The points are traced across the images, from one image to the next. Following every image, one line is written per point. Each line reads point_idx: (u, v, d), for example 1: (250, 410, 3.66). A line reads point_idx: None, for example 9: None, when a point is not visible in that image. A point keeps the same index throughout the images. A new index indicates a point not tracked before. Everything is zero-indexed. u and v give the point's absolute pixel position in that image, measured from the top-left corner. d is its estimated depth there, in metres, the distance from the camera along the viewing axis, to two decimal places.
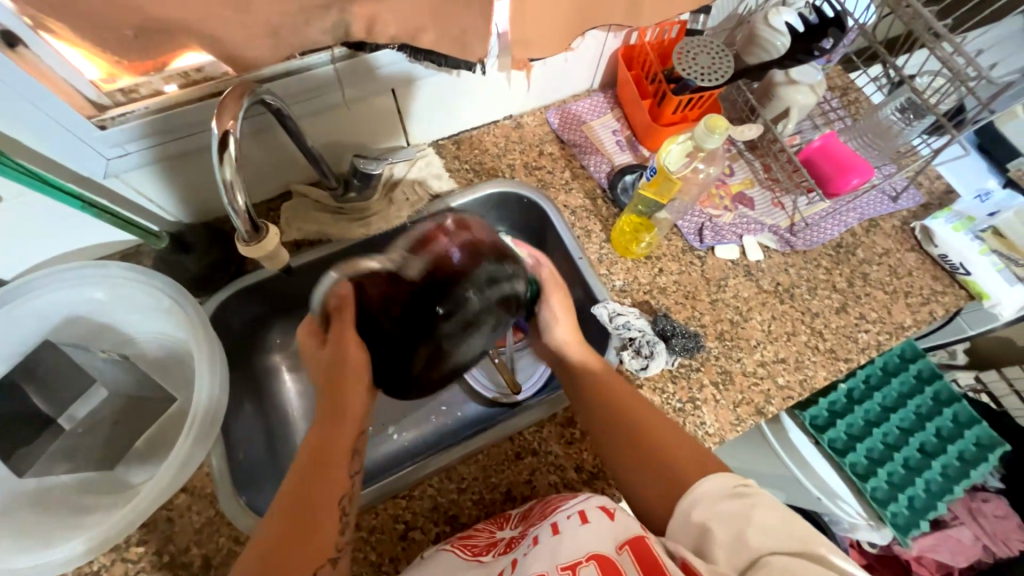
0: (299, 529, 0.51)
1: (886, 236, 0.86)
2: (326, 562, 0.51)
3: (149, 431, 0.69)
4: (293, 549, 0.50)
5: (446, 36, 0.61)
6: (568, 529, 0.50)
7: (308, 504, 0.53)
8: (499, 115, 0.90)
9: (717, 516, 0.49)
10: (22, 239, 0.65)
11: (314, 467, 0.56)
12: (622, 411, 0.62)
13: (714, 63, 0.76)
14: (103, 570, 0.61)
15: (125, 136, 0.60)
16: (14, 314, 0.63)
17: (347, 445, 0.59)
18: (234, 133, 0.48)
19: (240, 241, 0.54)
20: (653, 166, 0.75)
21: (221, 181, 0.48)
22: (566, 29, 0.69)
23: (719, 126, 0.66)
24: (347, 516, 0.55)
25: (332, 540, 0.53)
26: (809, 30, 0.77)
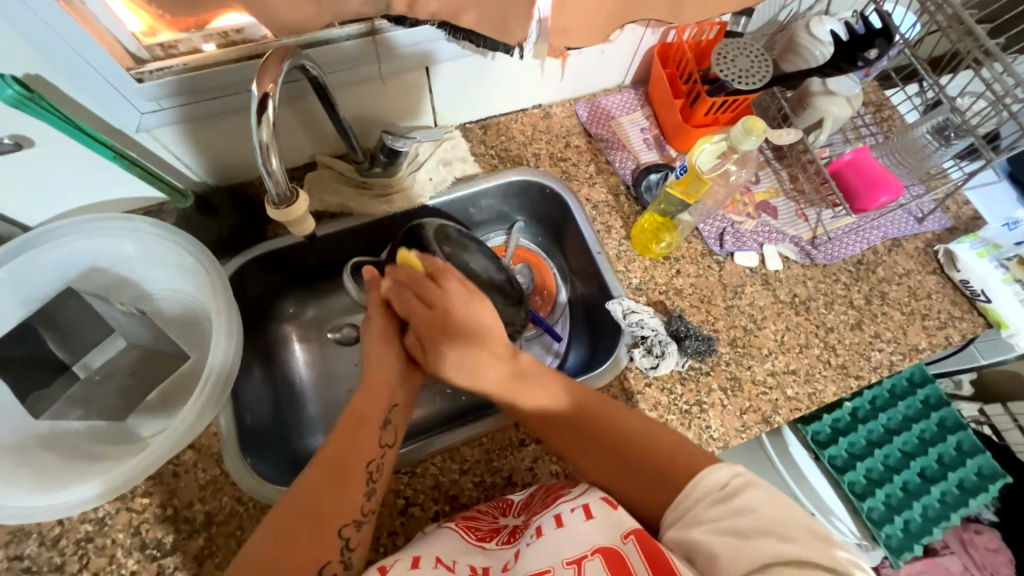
0: (326, 496, 0.54)
1: (908, 256, 0.85)
2: (351, 521, 0.54)
3: (161, 386, 0.69)
4: (319, 517, 0.53)
5: (487, 17, 0.61)
6: (572, 523, 0.51)
7: (339, 469, 0.56)
8: (529, 104, 0.90)
9: (707, 517, 0.48)
10: (50, 185, 0.66)
11: (347, 434, 0.59)
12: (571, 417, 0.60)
13: (752, 66, 0.74)
14: (107, 518, 0.62)
15: (159, 92, 0.60)
16: (36, 259, 0.64)
17: (381, 409, 0.62)
18: (274, 97, 0.47)
19: (271, 209, 0.54)
20: (684, 165, 0.75)
21: (257, 142, 0.48)
22: (607, 20, 0.68)
23: (757, 128, 0.66)
24: (373, 483, 0.57)
25: (356, 505, 0.55)
26: (853, 40, 0.76)
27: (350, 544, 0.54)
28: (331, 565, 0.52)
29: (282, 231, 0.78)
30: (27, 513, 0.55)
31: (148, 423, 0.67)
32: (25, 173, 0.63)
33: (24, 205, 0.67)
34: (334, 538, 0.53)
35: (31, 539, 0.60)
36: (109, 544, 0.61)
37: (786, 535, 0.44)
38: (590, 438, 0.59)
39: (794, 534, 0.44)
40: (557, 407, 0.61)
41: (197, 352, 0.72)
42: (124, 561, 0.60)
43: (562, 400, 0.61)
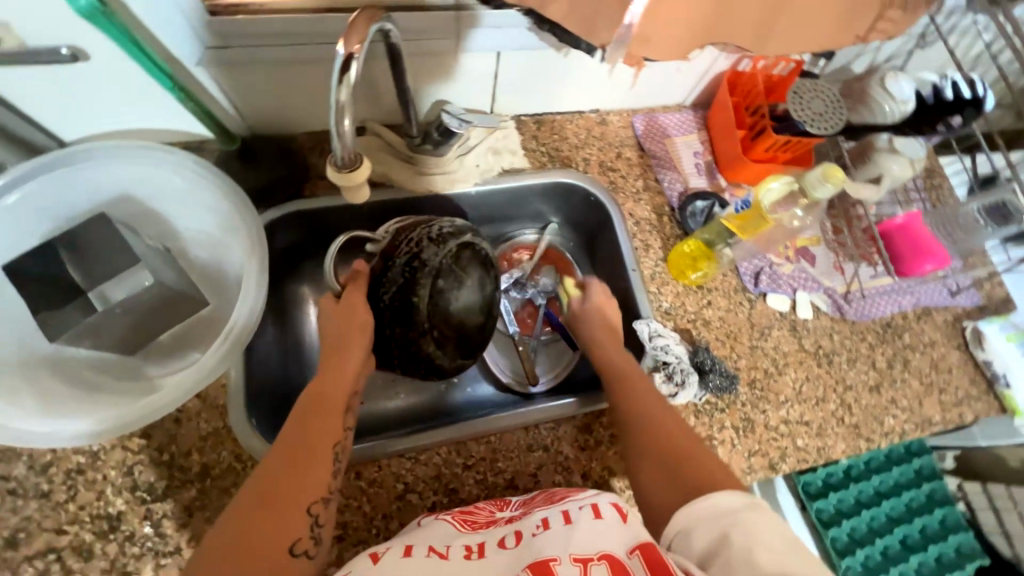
0: (290, 477, 0.52)
1: (936, 328, 0.85)
2: (321, 499, 0.53)
3: (176, 328, 0.66)
4: (288, 495, 0.51)
5: (574, 11, 0.59)
6: (580, 522, 0.50)
7: (304, 449, 0.54)
8: (587, 107, 0.88)
9: (717, 534, 0.48)
10: (95, 102, 0.63)
11: (310, 418, 0.57)
12: (640, 399, 0.65)
13: (827, 112, 0.75)
14: (101, 453, 0.60)
15: (229, 31, 0.60)
16: (68, 177, 0.62)
17: (343, 399, 0.61)
18: (358, 59, 0.44)
19: (332, 172, 0.49)
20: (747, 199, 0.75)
21: (333, 101, 0.45)
22: (689, 36, 0.66)
23: (836, 176, 0.68)
24: (338, 464, 0.57)
25: (324, 484, 0.53)
26: (939, 105, 0.79)
27: (319, 523, 0.52)
28: (302, 540, 0.50)
29: (319, 191, 0.76)
30: (27, 439, 0.54)
31: (157, 364, 0.65)
32: (73, 86, 0.60)
33: (65, 118, 0.64)
34: (303, 517, 0.51)
35: (21, 461, 0.59)
36: (99, 480, 0.59)
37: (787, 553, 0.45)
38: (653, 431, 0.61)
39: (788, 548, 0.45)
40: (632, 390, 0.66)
41: (216, 299, 0.69)
42: (113, 499, 0.59)
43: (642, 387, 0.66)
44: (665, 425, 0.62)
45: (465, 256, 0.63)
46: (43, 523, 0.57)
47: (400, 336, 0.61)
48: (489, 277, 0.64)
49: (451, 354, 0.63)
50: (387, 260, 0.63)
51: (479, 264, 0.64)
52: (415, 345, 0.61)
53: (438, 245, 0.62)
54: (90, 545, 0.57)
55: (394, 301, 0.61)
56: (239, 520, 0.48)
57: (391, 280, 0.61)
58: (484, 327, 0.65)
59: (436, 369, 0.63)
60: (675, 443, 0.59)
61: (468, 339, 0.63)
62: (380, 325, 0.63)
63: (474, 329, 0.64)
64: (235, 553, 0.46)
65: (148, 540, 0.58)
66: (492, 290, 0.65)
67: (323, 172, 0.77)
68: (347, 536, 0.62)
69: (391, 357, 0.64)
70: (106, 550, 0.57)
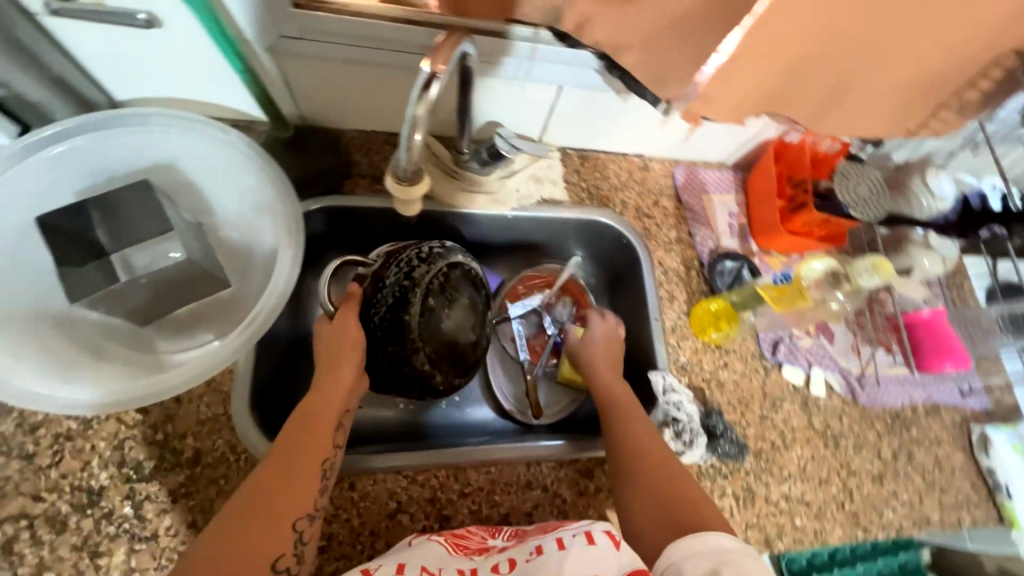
0: (280, 489, 0.51)
1: (944, 426, 0.84)
2: (306, 515, 0.52)
3: (193, 305, 0.65)
4: (275, 510, 0.50)
5: (646, 62, 0.60)
6: (574, 547, 0.50)
7: (294, 461, 0.53)
8: (631, 150, 0.88)
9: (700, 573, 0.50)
10: (158, 69, 0.63)
11: (301, 430, 0.56)
12: (635, 433, 0.66)
13: (871, 199, 0.79)
14: (94, 421, 0.58)
15: (307, 24, 0.58)
16: (116, 138, 0.61)
17: (337, 412, 0.59)
18: (441, 78, 0.45)
19: (391, 183, 0.52)
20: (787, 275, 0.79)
21: (409, 114, 0.47)
22: (751, 103, 0.67)
23: (881, 268, 0.76)
24: (326, 481, 0.55)
25: (312, 498, 0.53)
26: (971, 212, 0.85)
27: (304, 540, 0.51)
28: (284, 557, 0.49)
29: (358, 190, 0.75)
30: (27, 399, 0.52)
31: (166, 338, 0.64)
32: (141, 51, 0.60)
33: (124, 79, 0.64)
34: (289, 532, 0.50)
35: (10, 417, 0.57)
36: (88, 449, 0.57)
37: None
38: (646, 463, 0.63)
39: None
40: (629, 423, 0.67)
41: (238, 283, 0.68)
42: (97, 473, 0.57)
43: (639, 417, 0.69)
44: (657, 460, 0.64)
45: (455, 274, 0.66)
46: (22, 486, 0.55)
47: (394, 354, 0.63)
48: (479, 294, 0.69)
49: (444, 373, 0.66)
50: (379, 281, 0.63)
51: (469, 284, 0.67)
52: (408, 363, 0.63)
53: (428, 266, 0.64)
54: (65, 517, 0.55)
55: (383, 320, 0.62)
56: (227, 531, 0.48)
57: (383, 299, 0.63)
58: (474, 345, 0.68)
59: (430, 388, 0.66)
60: (663, 479, 0.62)
61: (463, 356, 0.67)
62: (371, 345, 0.64)
63: (468, 346, 0.67)
64: (224, 565, 0.46)
65: (126, 522, 0.55)
66: (482, 308, 0.69)
67: (364, 172, 0.76)
68: (331, 549, 0.60)
69: (384, 382, 0.65)
70: (81, 525, 0.55)
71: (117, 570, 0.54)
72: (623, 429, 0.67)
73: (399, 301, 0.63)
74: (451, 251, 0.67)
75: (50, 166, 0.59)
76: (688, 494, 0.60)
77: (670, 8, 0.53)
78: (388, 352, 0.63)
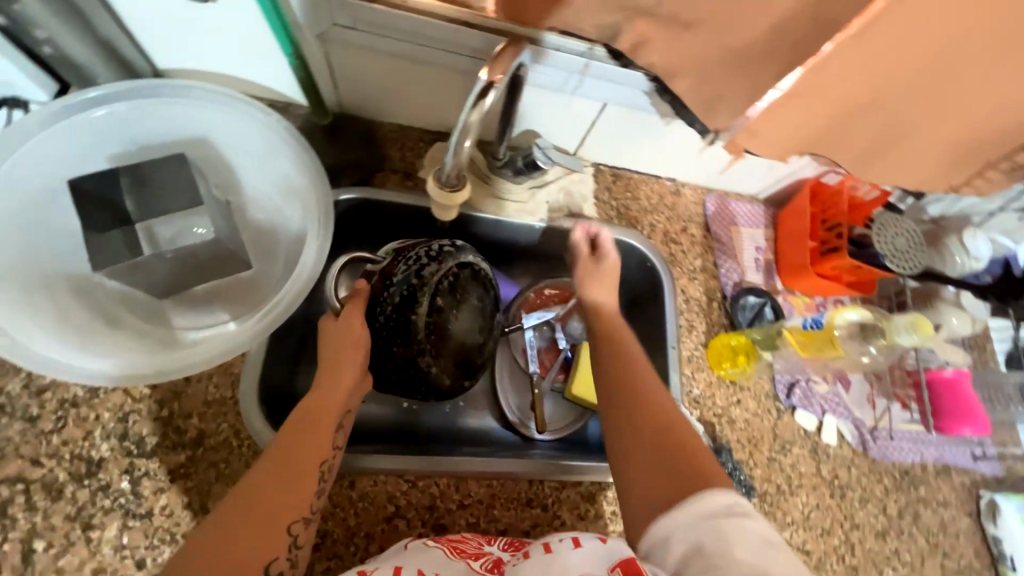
0: (275, 490, 0.50)
1: (952, 488, 0.82)
2: (302, 518, 0.51)
3: (212, 283, 0.64)
4: (270, 512, 0.49)
5: (699, 89, 0.59)
6: (560, 551, 0.47)
7: (291, 462, 0.52)
8: (665, 174, 0.87)
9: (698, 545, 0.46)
10: (204, 44, 0.62)
11: (300, 431, 0.54)
12: (628, 387, 0.61)
13: (909, 251, 0.78)
14: (101, 390, 0.57)
15: (361, 15, 0.57)
16: (156, 108, 0.60)
17: (337, 413, 0.57)
18: (496, 88, 0.48)
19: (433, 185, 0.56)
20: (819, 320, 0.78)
21: (463, 121, 0.49)
22: (797, 142, 0.66)
23: (920, 327, 0.74)
24: (323, 483, 0.54)
25: (308, 502, 0.51)
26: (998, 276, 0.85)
27: (298, 544, 0.50)
28: (278, 561, 0.48)
29: (389, 185, 0.74)
30: (40, 363, 0.51)
31: (183, 313, 0.63)
32: (191, 23, 0.59)
33: (169, 50, 0.63)
34: (283, 536, 0.49)
35: (17, 377, 0.56)
36: (92, 419, 0.56)
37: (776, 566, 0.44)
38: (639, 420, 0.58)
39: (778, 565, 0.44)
40: (630, 376, 0.63)
41: (260, 265, 0.67)
42: (99, 443, 0.56)
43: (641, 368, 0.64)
44: (657, 413, 0.58)
45: (464, 274, 0.65)
46: (21, 448, 0.54)
47: (400, 355, 0.61)
48: (488, 296, 0.67)
49: (452, 373, 0.64)
50: (388, 280, 0.62)
51: (478, 284, 0.66)
52: (413, 365, 0.62)
53: (437, 266, 0.62)
54: (62, 486, 0.54)
55: (388, 319, 0.61)
56: (219, 530, 0.46)
57: (390, 297, 0.61)
58: (482, 347, 0.66)
59: (436, 389, 0.64)
60: (663, 433, 0.56)
61: (469, 359, 0.65)
62: (375, 344, 0.62)
63: (475, 348, 0.66)
64: (217, 565, 0.44)
65: (121, 497, 0.55)
66: (489, 312, 0.67)
67: (396, 166, 0.75)
68: (324, 547, 0.59)
69: (388, 384, 0.64)
70: (77, 495, 0.54)
71: (108, 544, 0.53)
72: (620, 381, 0.62)
73: (406, 300, 0.61)
74: (461, 252, 0.66)
75: (86, 129, 0.58)
76: (691, 448, 0.55)
77: (732, 39, 0.52)
78: (394, 353, 0.61)
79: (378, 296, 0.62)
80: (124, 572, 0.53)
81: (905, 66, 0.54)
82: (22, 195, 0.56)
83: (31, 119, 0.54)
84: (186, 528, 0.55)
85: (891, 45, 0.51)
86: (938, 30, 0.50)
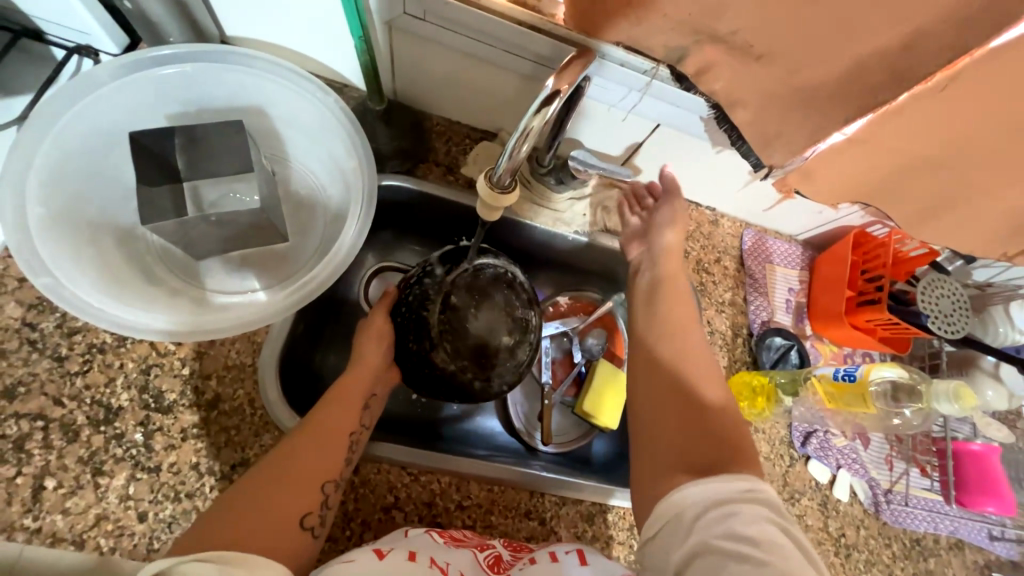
0: (311, 453, 0.52)
1: (964, 565, 0.79)
2: (334, 480, 0.52)
3: (247, 251, 0.65)
4: (302, 473, 0.51)
5: (759, 123, 0.57)
6: (566, 562, 0.51)
7: (322, 426, 0.54)
8: (707, 203, 0.86)
9: (709, 532, 0.47)
10: (273, 17, 0.63)
11: (323, 405, 0.56)
12: (667, 370, 0.63)
13: (952, 313, 0.75)
14: (129, 341, 0.58)
15: (432, 7, 0.56)
16: (218, 73, 0.61)
17: (361, 394, 0.59)
18: (561, 97, 0.49)
19: (479, 184, 0.53)
20: (851, 372, 0.71)
21: (525, 125, 0.49)
22: (853, 188, 0.64)
23: (967, 400, 0.66)
24: (352, 454, 0.56)
25: (338, 466, 0.53)
26: None
27: (327, 502, 0.52)
28: (309, 517, 0.49)
29: (431, 177, 0.75)
30: (78, 306, 0.52)
31: (217, 276, 0.64)
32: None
33: (239, 19, 0.64)
34: (316, 492, 0.51)
35: (52, 317, 0.57)
36: (115, 367, 0.57)
37: (791, 554, 0.45)
38: (675, 399, 0.60)
39: (792, 551, 0.45)
40: (685, 355, 0.64)
41: (296, 239, 0.68)
42: (119, 392, 0.57)
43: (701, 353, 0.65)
44: (704, 396, 0.60)
45: (484, 278, 0.64)
46: (46, 386, 0.55)
47: (415, 351, 0.61)
48: (517, 297, 0.65)
49: (476, 369, 0.62)
50: (409, 282, 0.64)
51: (503, 287, 0.64)
52: (429, 363, 0.61)
53: (453, 266, 0.63)
54: (79, 429, 0.55)
55: (403, 318, 0.63)
56: (258, 490, 0.48)
57: (409, 298, 0.63)
58: (513, 348, 0.63)
59: (465, 390, 0.62)
60: (707, 416, 0.58)
61: (498, 361, 0.63)
62: (397, 339, 0.63)
63: (503, 349, 0.63)
64: (255, 517, 0.47)
65: (134, 448, 0.55)
66: (519, 310, 0.64)
67: (440, 160, 0.75)
68: None
69: (419, 382, 0.63)
70: (92, 440, 0.55)
71: (115, 492, 0.54)
72: (660, 362, 0.63)
73: (422, 299, 0.62)
74: (484, 254, 0.65)
75: (151, 84, 0.59)
76: (732, 436, 0.56)
77: (803, 77, 0.51)
78: (409, 349, 0.62)
79: (400, 300, 0.65)
80: (126, 523, 0.53)
81: (978, 125, 0.52)
82: (81, 140, 0.57)
83: (101, 69, 0.56)
84: (191, 487, 0.55)
85: (965, 103, 0.50)
86: (1017, 93, 0.49)
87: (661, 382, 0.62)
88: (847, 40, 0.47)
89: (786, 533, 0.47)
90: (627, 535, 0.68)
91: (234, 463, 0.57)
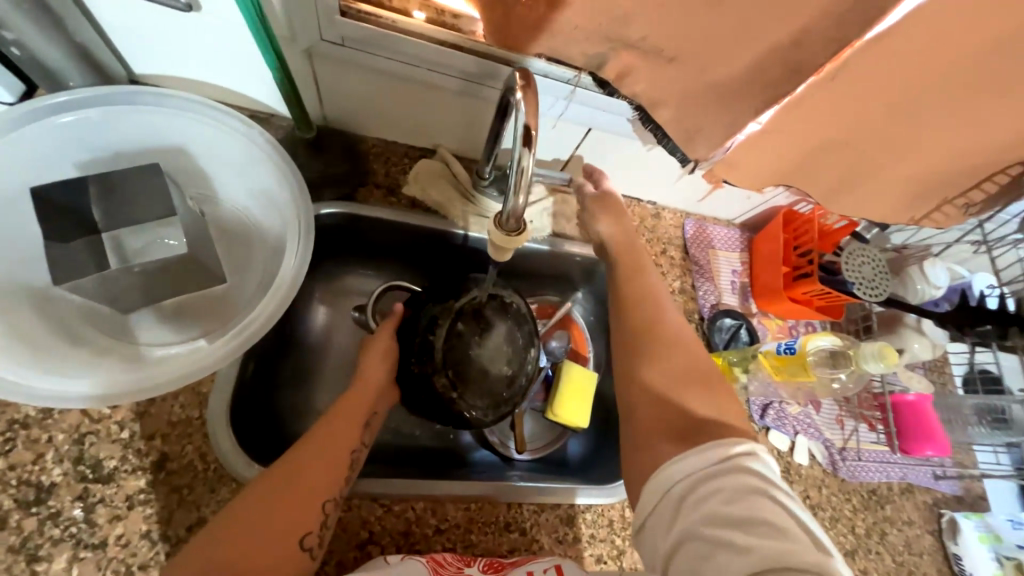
0: (316, 470, 0.51)
1: (916, 507, 0.85)
2: (335, 498, 0.51)
3: (180, 299, 0.62)
4: (303, 487, 0.49)
5: (680, 119, 0.60)
6: None
7: (331, 445, 0.53)
8: (647, 199, 0.89)
9: (693, 517, 0.45)
10: (184, 50, 0.61)
11: (327, 425, 0.55)
12: (659, 355, 0.60)
13: (876, 277, 0.80)
14: (57, 410, 0.54)
15: (351, 33, 0.56)
16: (127, 116, 0.58)
17: (365, 411, 0.59)
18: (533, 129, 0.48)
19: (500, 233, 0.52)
20: (792, 344, 0.75)
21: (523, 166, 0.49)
22: (773, 172, 0.68)
23: (889, 358, 0.71)
24: (353, 473, 0.55)
25: (339, 482, 0.52)
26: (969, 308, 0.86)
27: (327, 523, 0.50)
28: (310, 536, 0.48)
29: (373, 200, 0.73)
30: None
31: (150, 329, 0.61)
32: (170, 31, 0.58)
33: (146, 55, 0.61)
34: (318, 511, 0.49)
35: None
36: (44, 441, 0.53)
37: (782, 530, 0.43)
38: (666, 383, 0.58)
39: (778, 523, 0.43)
40: (663, 347, 0.61)
41: (234, 279, 0.65)
42: (51, 468, 0.52)
43: (686, 346, 0.62)
44: (696, 376, 0.59)
45: (491, 308, 0.64)
46: None
47: (418, 373, 0.62)
48: (520, 330, 0.65)
49: (472, 400, 0.61)
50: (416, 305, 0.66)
51: (506, 317, 0.65)
52: (428, 387, 0.61)
53: (462, 292, 0.64)
54: (7, 514, 0.50)
55: (416, 339, 0.63)
56: (237, 526, 0.45)
57: (414, 320, 0.64)
58: (510, 381, 0.63)
59: (459, 418, 0.61)
60: (690, 396, 0.57)
61: (494, 390, 0.63)
62: (402, 358, 0.64)
63: (500, 378, 0.63)
64: (251, 543, 0.45)
65: (72, 526, 0.51)
66: (520, 345, 0.65)
67: (380, 181, 0.74)
68: None
69: (418, 404, 0.63)
70: (22, 525, 0.50)
71: None
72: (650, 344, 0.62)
73: (428, 325, 0.63)
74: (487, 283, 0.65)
75: (52, 134, 0.55)
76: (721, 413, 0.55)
77: (712, 74, 0.54)
78: (411, 371, 0.62)
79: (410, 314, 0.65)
80: None
81: (869, 107, 0.57)
82: None
83: None
84: (143, 558, 0.52)
85: (856, 88, 0.55)
86: (897, 77, 0.54)
87: (652, 364, 0.60)
88: (745, 38, 0.50)
89: (772, 498, 0.45)
90: (607, 532, 0.69)
91: (189, 525, 0.54)
